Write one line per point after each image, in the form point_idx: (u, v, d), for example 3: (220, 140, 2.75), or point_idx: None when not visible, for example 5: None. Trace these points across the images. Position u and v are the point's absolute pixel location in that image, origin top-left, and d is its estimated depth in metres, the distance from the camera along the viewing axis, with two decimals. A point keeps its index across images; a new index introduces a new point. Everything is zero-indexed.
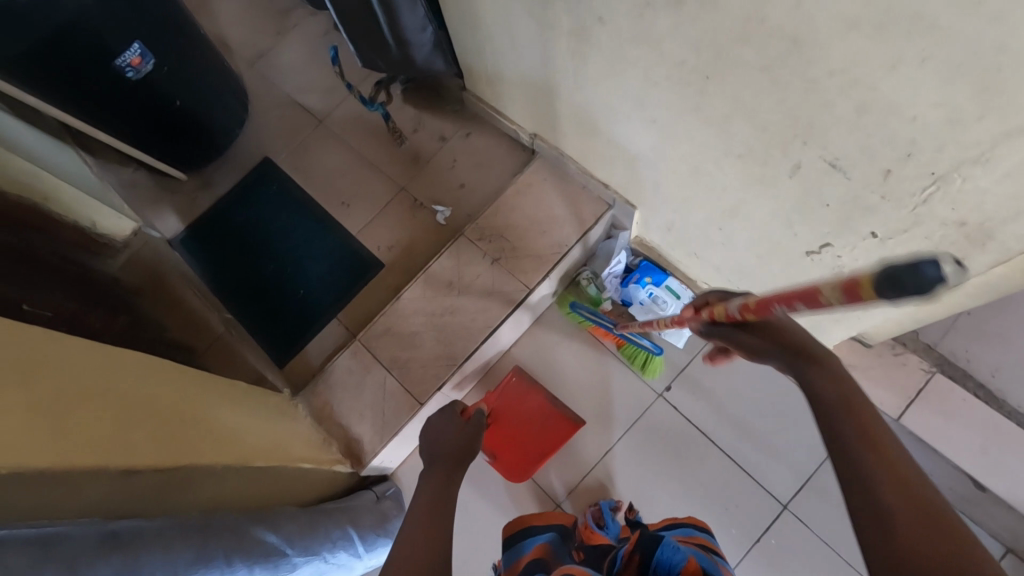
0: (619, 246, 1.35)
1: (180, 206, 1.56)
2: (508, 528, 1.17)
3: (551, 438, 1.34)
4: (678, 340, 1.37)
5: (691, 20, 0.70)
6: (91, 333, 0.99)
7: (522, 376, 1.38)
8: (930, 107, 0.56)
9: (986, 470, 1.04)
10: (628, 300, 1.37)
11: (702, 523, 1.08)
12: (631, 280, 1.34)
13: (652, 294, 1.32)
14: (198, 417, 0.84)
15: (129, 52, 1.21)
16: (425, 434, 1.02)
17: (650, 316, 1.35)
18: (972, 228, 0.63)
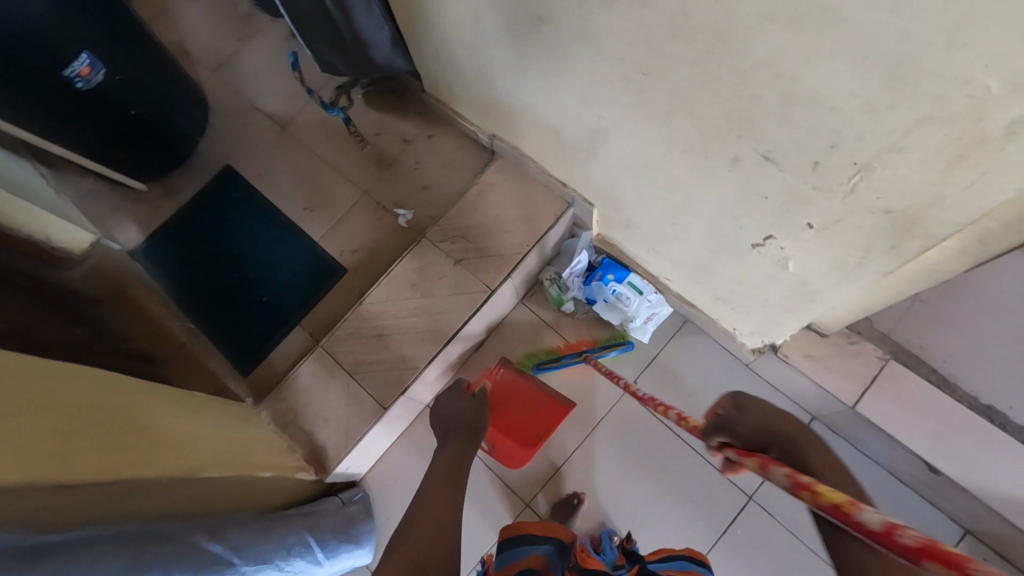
0: (581, 245, 1.36)
1: (140, 215, 1.54)
2: (506, 528, 1.10)
3: (547, 418, 1.34)
4: (643, 336, 1.37)
5: (625, 17, 0.71)
6: (42, 346, 0.97)
7: (508, 367, 1.36)
8: (848, 96, 0.57)
9: (938, 453, 1.07)
10: (592, 298, 1.37)
11: (701, 556, 1.07)
12: (595, 278, 1.34)
13: (614, 292, 1.32)
14: (149, 428, 0.82)
15: (79, 62, 1.20)
16: (438, 406, 1.16)
17: (614, 313, 1.36)
18: (899, 216, 0.64)
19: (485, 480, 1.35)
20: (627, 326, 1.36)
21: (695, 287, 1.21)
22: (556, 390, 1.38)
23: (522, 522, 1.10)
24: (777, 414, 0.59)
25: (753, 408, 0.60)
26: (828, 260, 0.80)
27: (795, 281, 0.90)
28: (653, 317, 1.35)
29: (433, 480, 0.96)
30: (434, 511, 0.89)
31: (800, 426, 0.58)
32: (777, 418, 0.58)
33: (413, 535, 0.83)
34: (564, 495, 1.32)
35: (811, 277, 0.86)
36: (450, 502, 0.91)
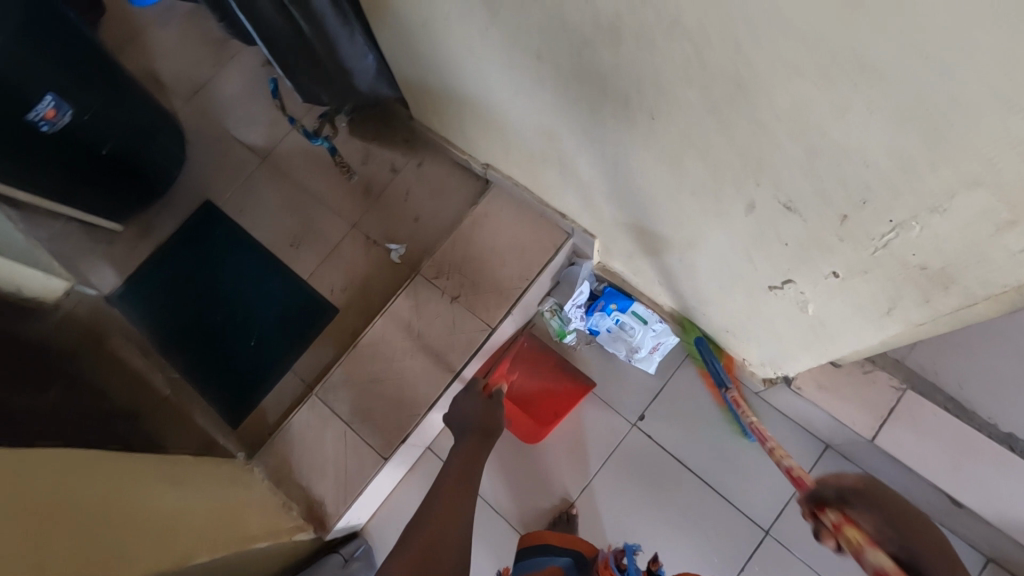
0: (582, 274, 1.31)
1: (116, 257, 1.46)
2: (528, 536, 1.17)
3: (565, 397, 1.34)
4: (650, 367, 1.31)
5: (631, 61, 0.65)
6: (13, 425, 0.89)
7: (535, 341, 1.39)
8: (883, 154, 0.52)
9: (959, 486, 1.02)
10: (595, 330, 1.33)
11: None
12: (596, 308, 1.31)
13: (619, 321, 1.28)
14: (134, 516, 0.77)
15: (42, 105, 1.12)
16: (455, 408, 1.12)
17: (618, 344, 1.32)
18: (934, 272, 0.60)
19: (489, 524, 1.29)
20: (632, 357, 1.31)
21: (701, 319, 1.16)
22: (579, 368, 1.37)
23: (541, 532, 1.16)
24: (907, 514, 0.60)
25: (849, 485, 0.64)
26: (852, 306, 0.75)
27: (813, 324, 0.86)
28: (660, 348, 1.29)
29: (444, 483, 0.91)
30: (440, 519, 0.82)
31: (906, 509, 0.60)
32: (901, 513, 0.60)
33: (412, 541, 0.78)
34: (559, 514, 1.27)
35: (831, 322, 0.82)
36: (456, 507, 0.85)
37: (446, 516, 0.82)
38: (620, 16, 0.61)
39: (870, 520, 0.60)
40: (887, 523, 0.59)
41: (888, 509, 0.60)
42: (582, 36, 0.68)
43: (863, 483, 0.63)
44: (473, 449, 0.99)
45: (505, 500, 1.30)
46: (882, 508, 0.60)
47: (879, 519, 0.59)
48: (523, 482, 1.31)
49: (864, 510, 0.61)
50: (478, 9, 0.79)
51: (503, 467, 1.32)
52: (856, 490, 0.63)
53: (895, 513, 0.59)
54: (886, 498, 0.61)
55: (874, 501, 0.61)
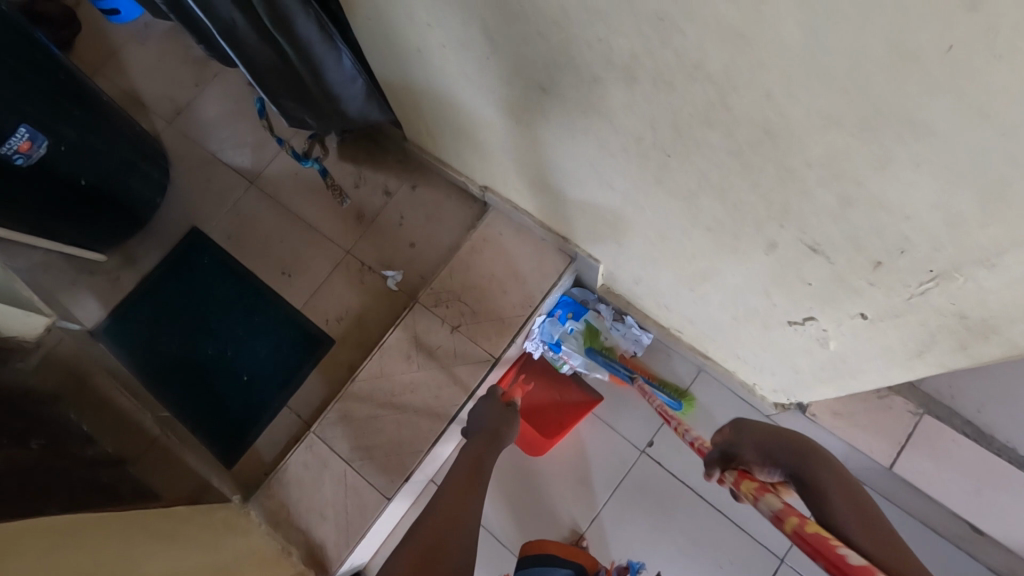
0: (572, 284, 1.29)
1: (99, 288, 1.40)
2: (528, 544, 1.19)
3: (571, 410, 1.31)
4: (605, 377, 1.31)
5: (646, 100, 0.62)
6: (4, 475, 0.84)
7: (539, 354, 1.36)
8: (926, 208, 0.48)
9: (981, 514, 1.01)
10: (556, 345, 1.30)
11: None
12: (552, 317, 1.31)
13: (573, 330, 1.29)
14: None
15: (16, 138, 1.06)
16: (471, 417, 1.08)
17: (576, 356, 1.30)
18: (975, 322, 0.57)
19: (498, 560, 1.24)
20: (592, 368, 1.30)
21: (710, 345, 1.12)
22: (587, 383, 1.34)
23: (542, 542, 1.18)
24: (781, 434, 0.61)
25: (731, 436, 0.66)
26: (877, 346, 0.72)
27: (833, 358, 0.82)
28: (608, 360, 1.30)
29: (452, 481, 0.86)
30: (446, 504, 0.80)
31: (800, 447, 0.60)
32: (774, 436, 0.61)
33: (413, 533, 0.74)
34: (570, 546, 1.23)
35: (853, 358, 0.79)
36: (465, 502, 0.81)
37: (453, 512, 0.78)
38: (635, 56, 0.57)
39: (754, 457, 0.62)
40: (765, 449, 0.61)
41: (759, 436, 0.63)
42: (591, 72, 0.64)
43: (739, 429, 0.65)
44: (480, 448, 0.95)
45: (512, 534, 1.26)
46: (757, 438, 0.62)
47: (758, 450, 0.62)
48: (530, 514, 1.27)
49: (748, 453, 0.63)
50: (477, 39, 0.75)
51: (508, 499, 1.28)
52: (738, 440, 0.64)
53: (764, 436, 0.62)
54: (760, 430, 0.63)
55: (747, 442, 0.63)
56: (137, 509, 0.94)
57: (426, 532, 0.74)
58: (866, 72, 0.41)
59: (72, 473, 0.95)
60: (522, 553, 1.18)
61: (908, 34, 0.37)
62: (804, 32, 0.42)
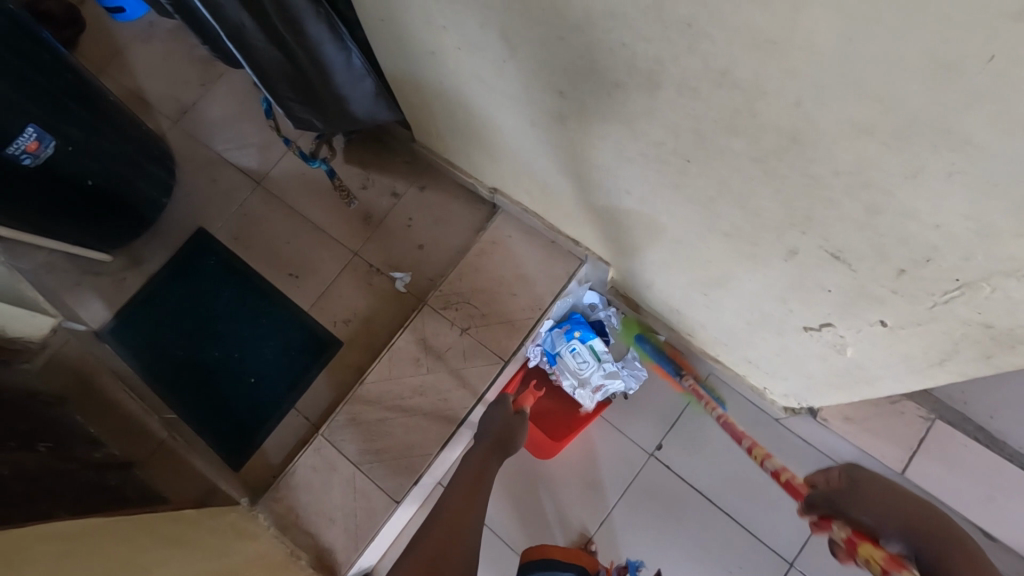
0: (581, 289, 1.29)
1: (104, 289, 1.39)
2: (530, 548, 1.17)
3: (578, 413, 1.31)
4: (587, 404, 1.28)
5: (669, 106, 0.61)
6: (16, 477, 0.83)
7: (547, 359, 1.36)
8: (956, 218, 0.48)
9: (991, 519, 1.01)
10: (551, 356, 1.29)
11: None
12: (559, 329, 1.29)
13: (574, 349, 1.26)
14: None
15: (24, 137, 1.05)
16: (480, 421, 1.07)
17: (564, 376, 1.29)
18: (1000, 332, 0.56)
19: (505, 564, 1.23)
20: (575, 387, 1.28)
21: (721, 349, 1.12)
22: None
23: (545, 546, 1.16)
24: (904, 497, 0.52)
25: (837, 489, 0.58)
26: (896, 353, 0.72)
27: (850, 366, 0.82)
28: (604, 388, 1.27)
29: (454, 491, 0.85)
30: (448, 516, 0.78)
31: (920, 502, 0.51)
32: (896, 496, 0.53)
33: (420, 541, 0.73)
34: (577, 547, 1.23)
35: (870, 365, 0.79)
36: (470, 510, 0.80)
37: (457, 519, 0.77)
38: (660, 61, 0.56)
39: (870, 518, 0.53)
40: (884, 508, 0.52)
41: (870, 490, 0.55)
42: (613, 76, 0.63)
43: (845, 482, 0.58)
44: (484, 457, 0.94)
45: (519, 537, 1.25)
46: (874, 495, 0.54)
47: (869, 508, 0.54)
48: (537, 518, 1.26)
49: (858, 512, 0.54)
50: (495, 42, 0.74)
51: (516, 503, 1.28)
52: (844, 494, 0.57)
53: (877, 494, 0.54)
54: (878, 487, 0.54)
55: (860, 498, 0.55)
56: (145, 512, 0.93)
57: (427, 544, 0.73)
58: (902, 81, 0.41)
59: (80, 476, 0.94)
60: (527, 557, 1.15)
61: (949, 43, 0.37)
62: (839, 41, 0.42)
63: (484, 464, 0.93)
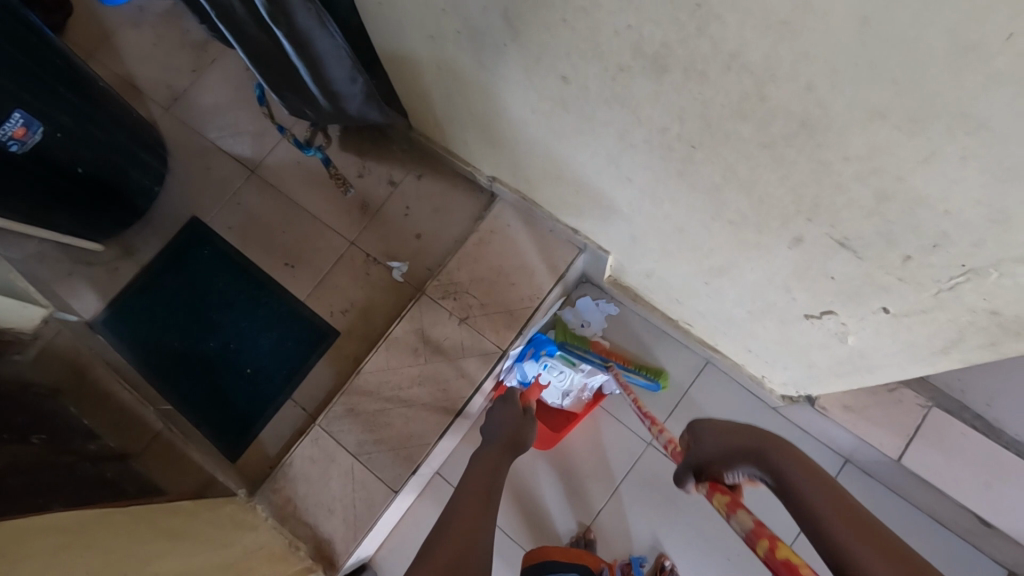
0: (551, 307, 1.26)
1: (96, 279, 1.37)
2: (528, 553, 1.16)
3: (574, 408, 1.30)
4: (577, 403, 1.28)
5: (675, 91, 0.60)
6: (8, 469, 0.81)
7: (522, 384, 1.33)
8: (970, 204, 0.47)
9: (989, 507, 1.02)
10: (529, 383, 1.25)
11: None
12: (526, 355, 1.25)
13: (547, 366, 1.23)
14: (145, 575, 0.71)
15: (10, 123, 1.02)
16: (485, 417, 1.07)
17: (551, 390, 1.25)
18: (1008, 320, 0.56)
19: (505, 553, 1.24)
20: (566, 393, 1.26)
21: (722, 338, 1.11)
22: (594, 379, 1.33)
23: (543, 547, 1.15)
24: (756, 435, 0.63)
25: (722, 448, 0.66)
26: (900, 342, 0.72)
27: (852, 354, 0.82)
28: (589, 385, 1.27)
29: (467, 487, 0.84)
30: (462, 514, 0.77)
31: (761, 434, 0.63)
32: (741, 436, 0.64)
33: (444, 533, 0.72)
34: (573, 535, 1.23)
35: (873, 353, 0.79)
36: (484, 504, 0.80)
37: (477, 513, 0.77)
38: (667, 45, 0.55)
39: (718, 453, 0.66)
40: (732, 444, 0.65)
41: (739, 448, 0.63)
42: (617, 60, 0.62)
43: (720, 447, 0.66)
44: (497, 454, 0.94)
45: (518, 527, 1.25)
46: (728, 435, 0.66)
47: (718, 446, 0.66)
48: (536, 506, 1.26)
49: (745, 470, 0.62)
50: (496, 24, 0.72)
51: (515, 492, 1.27)
52: (722, 454, 0.65)
53: (729, 435, 0.66)
54: (728, 429, 0.66)
55: (711, 442, 0.67)
56: (142, 505, 0.92)
57: (452, 533, 0.73)
58: (921, 63, 0.40)
59: (75, 470, 0.92)
60: (529, 560, 1.15)
61: (972, 23, 0.36)
62: (855, 22, 0.41)
63: (496, 463, 0.93)
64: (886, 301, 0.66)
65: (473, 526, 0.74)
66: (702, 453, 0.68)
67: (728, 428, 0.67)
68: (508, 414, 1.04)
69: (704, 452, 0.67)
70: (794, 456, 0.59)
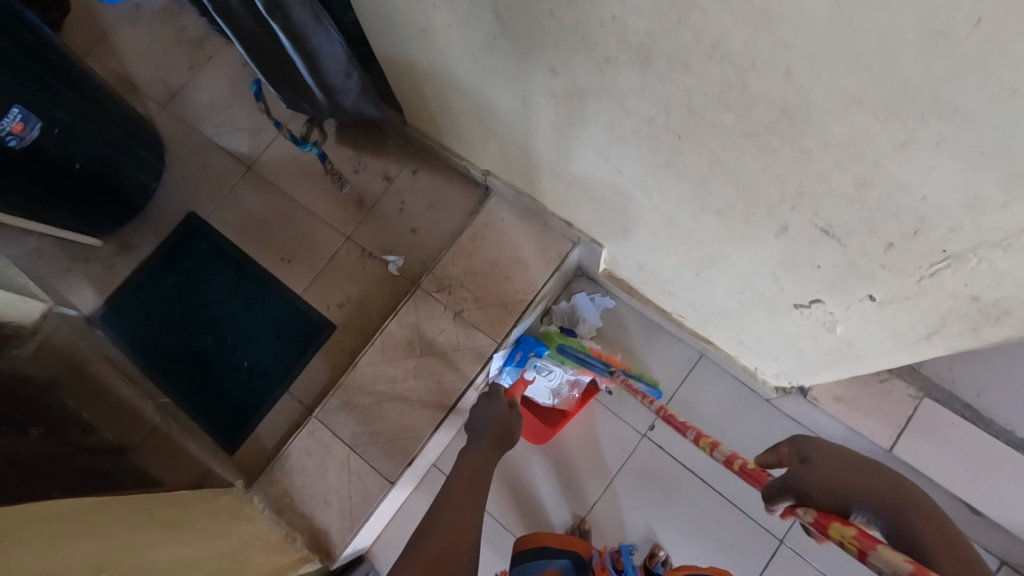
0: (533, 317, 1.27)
1: (95, 275, 1.39)
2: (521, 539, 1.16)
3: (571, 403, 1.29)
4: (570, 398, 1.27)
5: (661, 81, 0.61)
6: (7, 459, 0.82)
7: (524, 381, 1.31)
8: (946, 188, 0.48)
9: (979, 496, 1.02)
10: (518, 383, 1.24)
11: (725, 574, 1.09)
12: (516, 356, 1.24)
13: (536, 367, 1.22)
14: (139, 561, 0.73)
15: (9, 119, 1.03)
16: (478, 411, 1.07)
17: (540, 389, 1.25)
18: (987, 304, 0.57)
19: (501, 545, 1.25)
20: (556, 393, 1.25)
21: (715, 330, 1.12)
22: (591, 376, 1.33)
23: (536, 534, 1.15)
24: (884, 474, 0.54)
25: (835, 484, 0.56)
26: (886, 330, 0.73)
27: (840, 343, 0.83)
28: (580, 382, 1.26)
29: (457, 480, 0.85)
30: (453, 508, 0.77)
31: (886, 473, 0.55)
32: (861, 471, 0.55)
33: (433, 524, 0.74)
34: (567, 526, 1.24)
35: (860, 342, 0.79)
36: (475, 495, 0.81)
37: (467, 506, 0.78)
38: (651, 35, 0.56)
39: (827, 484, 0.56)
40: (850, 476, 0.55)
41: (861, 483, 0.54)
42: (604, 52, 0.63)
43: (834, 475, 0.56)
44: (489, 448, 0.95)
45: (513, 518, 1.26)
46: (843, 465, 0.57)
47: (831, 478, 0.56)
48: (531, 498, 1.27)
49: (864, 511, 0.53)
50: (485, 17, 0.73)
51: (510, 484, 1.28)
52: (836, 485, 0.55)
53: (847, 466, 0.56)
54: (845, 458, 0.57)
55: (819, 470, 0.58)
56: (141, 495, 0.93)
57: (442, 525, 0.73)
58: (893, 50, 0.41)
59: (72, 461, 0.94)
60: (521, 545, 1.15)
61: (940, 8, 0.36)
62: (830, 9, 0.42)
63: (487, 455, 0.94)
64: (871, 288, 0.67)
65: (463, 516, 0.75)
66: (807, 478, 0.58)
67: (845, 455, 0.58)
68: (500, 407, 1.05)
69: (812, 477, 0.57)
70: (930, 517, 0.50)
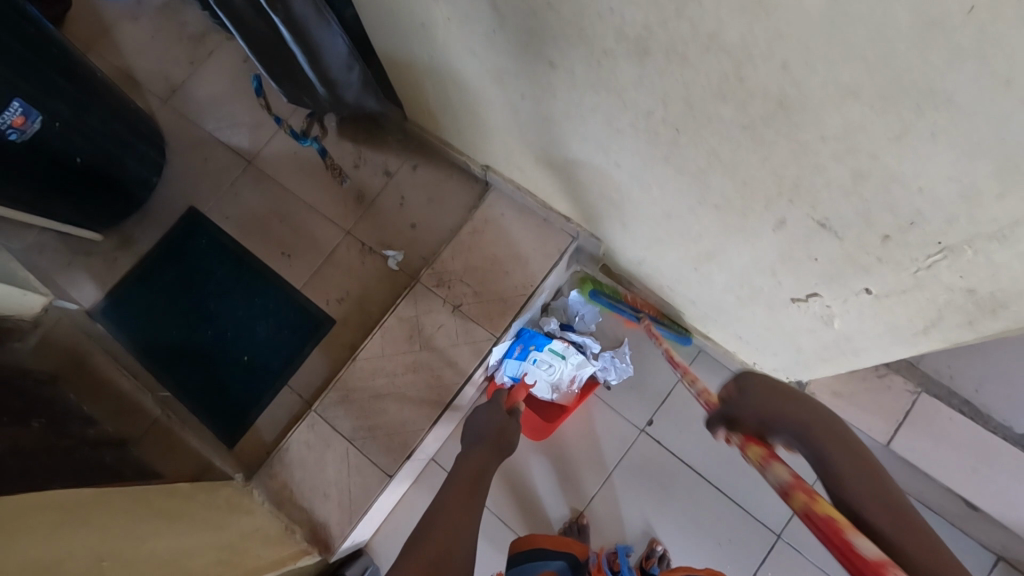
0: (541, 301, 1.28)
1: (95, 269, 1.39)
2: (517, 540, 1.18)
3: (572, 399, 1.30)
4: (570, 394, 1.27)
5: (659, 74, 0.61)
6: (8, 450, 0.83)
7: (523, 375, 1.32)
8: (942, 180, 0.48)
9: (977, 491, 1.02)
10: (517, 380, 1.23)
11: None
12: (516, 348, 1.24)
13: (535, 361, 1.22)
14: (141, 551, 0.73)
15: (10, 112, 1.04)
16: (478, 418, 1.07)
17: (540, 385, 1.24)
18: (983, 297, 0.57)
19: (499, 539, 1.25)
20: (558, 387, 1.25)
21: (714, 325, 1.12)
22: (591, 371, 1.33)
23: (532, 536, 1.17)
24: (806, 406, 0.58)
25: (767, 411, 0.59)
26: (883, 323, 0.73)
27: (838, 337, 0.83)
28: (580, 378, 1.26)
29: (457, 483, 0.85)
30: (452, 511, 0.77)
31: (810, 405, 0.58)
32: (786, 402, 0.58)
33: (432, 525, 0.74)
34: (566, 522, 1.25)
35: (856, 336, 0.80)
36: (473, 499, 0.82)
37: (465, 510, 0.78)
38: (648, 28, 0.56)
39: (756, 416, 0.60)
40: (774, 407, 0.58)
41: (783, 415, 0.58)
42: (602, 45, 0.63)
43: (761, 405, 0.59)
44: (489, 452, 0.95)
45: (511, 512, 1.27)
46: (768, 395, 0.59)
47: (759, 409, 0.60)
48: (530, 492, 1.28)
49: (785, 439, 0.58)
50: (484, 11, 0.73)
51: (508, 478, 1.29)
52: (762, 414, 0.59)
53: (771, 397, 0.59)
54: (771, 388, 0.60)
55: (749, 400, 0.61)
56: (141, 486, 0.93)
57: (438, 529, 0.74)
58: (889, 41, 0.41)
59: (74, 453, 0.94)
60: (516, 547, 1.16)
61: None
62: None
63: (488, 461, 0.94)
64: (869, 282, 0.67)
65: (462, 520, 0.76)
66: (735, 406, 0.62)
67: (771, 384, 0.60)
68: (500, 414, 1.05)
69: (738, 405, 0.62)
70: (850, 452, 0.53)
